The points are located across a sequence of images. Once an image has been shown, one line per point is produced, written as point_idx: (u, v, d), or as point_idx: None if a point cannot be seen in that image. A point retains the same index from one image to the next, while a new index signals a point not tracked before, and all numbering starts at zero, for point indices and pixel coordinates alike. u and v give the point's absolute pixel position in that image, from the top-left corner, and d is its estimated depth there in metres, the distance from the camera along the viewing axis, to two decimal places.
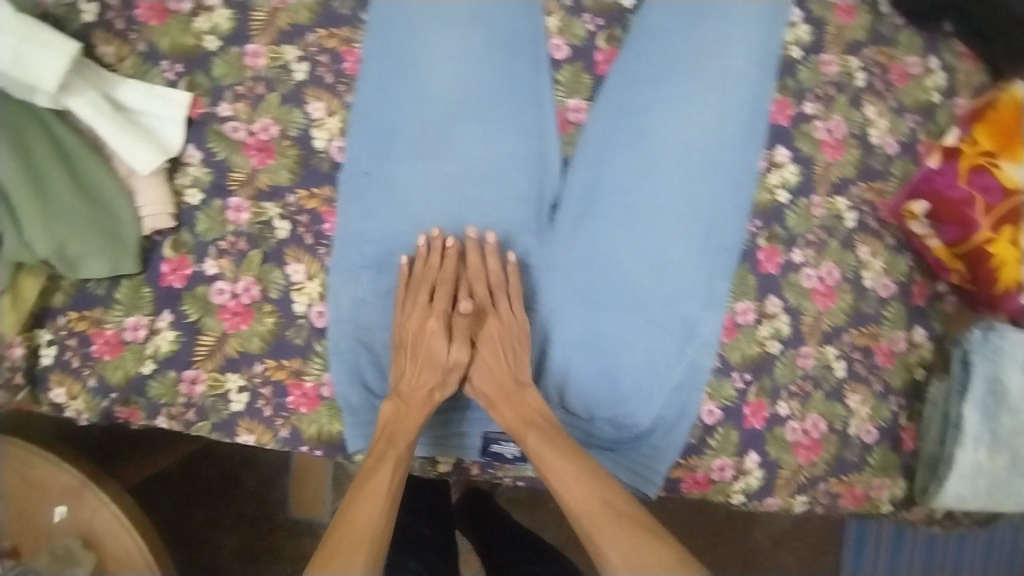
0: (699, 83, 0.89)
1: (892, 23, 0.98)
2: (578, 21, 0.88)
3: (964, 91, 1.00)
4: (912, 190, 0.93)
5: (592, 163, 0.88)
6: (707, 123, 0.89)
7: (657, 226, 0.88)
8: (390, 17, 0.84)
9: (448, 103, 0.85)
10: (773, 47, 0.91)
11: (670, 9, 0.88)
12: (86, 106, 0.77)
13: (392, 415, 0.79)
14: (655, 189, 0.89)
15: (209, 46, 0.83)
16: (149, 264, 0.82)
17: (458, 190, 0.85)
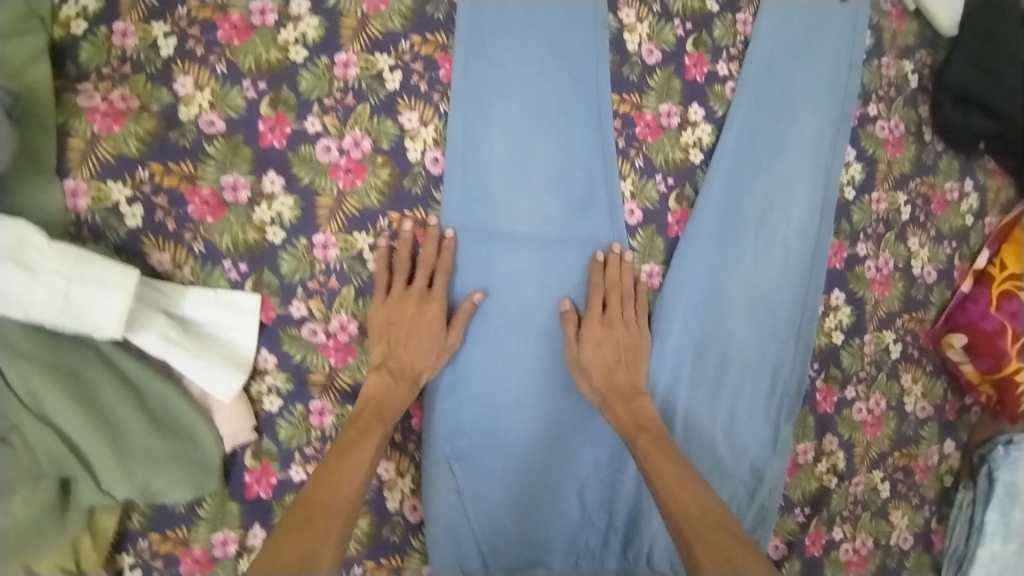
0: (763, 236, 0.92)
1: (933, 151, 1.03)
2: (651, 182, 0.88)
3: (992, 208, 1.09)
4: (950, 321, 1.01)
5: (672, 327, 0.88)
6: (773, 275, 0.92)
7: (731, 367, 0.91)
8: (468, 197, 0.81)
9: (528, 279, 0.84)
10: (830, 190, 0.94)
11: (736, 166, 0.91)
12: (154, 338, 0.70)
13: (379, 389, 0.78)
14: (727, 332, 0.90)
15: (273, 239, 0.78)
16: (231, 476, 0.79)
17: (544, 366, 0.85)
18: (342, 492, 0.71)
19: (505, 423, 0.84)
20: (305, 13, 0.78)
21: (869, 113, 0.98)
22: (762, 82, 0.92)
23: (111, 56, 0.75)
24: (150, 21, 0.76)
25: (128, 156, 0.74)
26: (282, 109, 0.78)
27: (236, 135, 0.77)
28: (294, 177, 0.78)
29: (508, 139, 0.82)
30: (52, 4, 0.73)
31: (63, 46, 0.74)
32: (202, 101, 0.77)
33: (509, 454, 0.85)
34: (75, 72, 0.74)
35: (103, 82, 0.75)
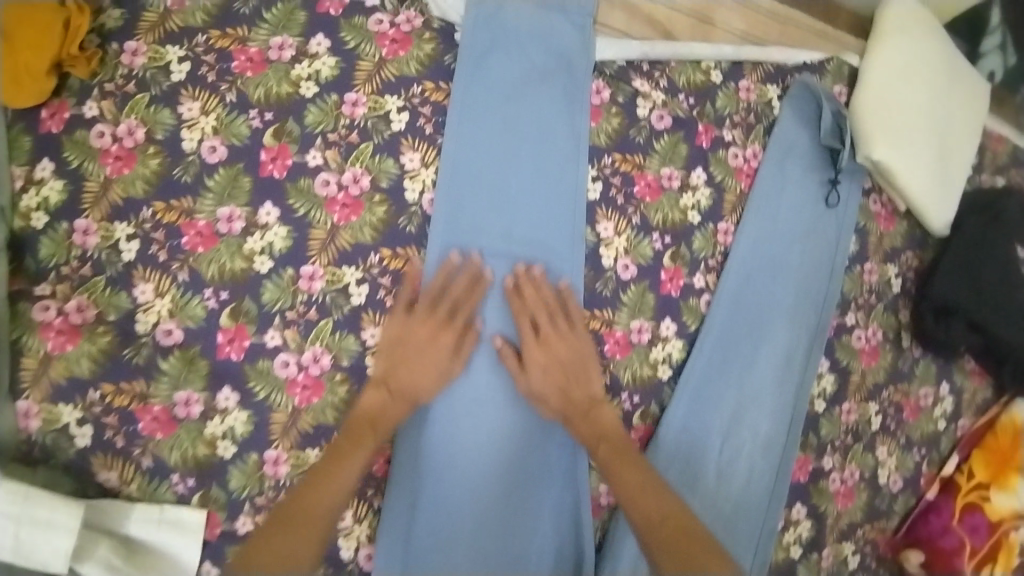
0: (729, 431, 0.90)
1: (911, 356, 1.04)
2: (616, 400, 0.86)
3: (968, 409, 1.08)
4: (911, 533, 1.02)
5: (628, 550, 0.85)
6: (743, 474, 0.90)
7: (725, 388, 0.90)
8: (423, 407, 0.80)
9: (476, 475, 0.81)
10: (801, 402, 0.93)
11: (710, 371, 0.89)
12: (97, 567, 0.71)
13: (377, 408, 0.76)
14: (731, 339, 0.90)
15: (224, 453, 0.77)
16: None
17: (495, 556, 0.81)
18: (346, 471, 0.72)
19: (446, 530, 0.80)
20: (273, 222, 0.78)
21: (845, 322, 0.98)
22: (748, 257, 0.91)
23: (71, 255, 0.76)
24: (112, 219, 0.77)
25: (80, 379, 0.75)
26: (242, 321, 0.78)
27: (193, 346, 0.77)
28: (249, 391, 0.78)
29: (500, 133, 0.83)
30: (13, 194, 0.76)
31: (23, 238, 0.76)
32: (161, 308, 0.77)
33: (471, 441, 0.81)
34: (33, 266, 0.76)
35: (61, 282, 0.76)
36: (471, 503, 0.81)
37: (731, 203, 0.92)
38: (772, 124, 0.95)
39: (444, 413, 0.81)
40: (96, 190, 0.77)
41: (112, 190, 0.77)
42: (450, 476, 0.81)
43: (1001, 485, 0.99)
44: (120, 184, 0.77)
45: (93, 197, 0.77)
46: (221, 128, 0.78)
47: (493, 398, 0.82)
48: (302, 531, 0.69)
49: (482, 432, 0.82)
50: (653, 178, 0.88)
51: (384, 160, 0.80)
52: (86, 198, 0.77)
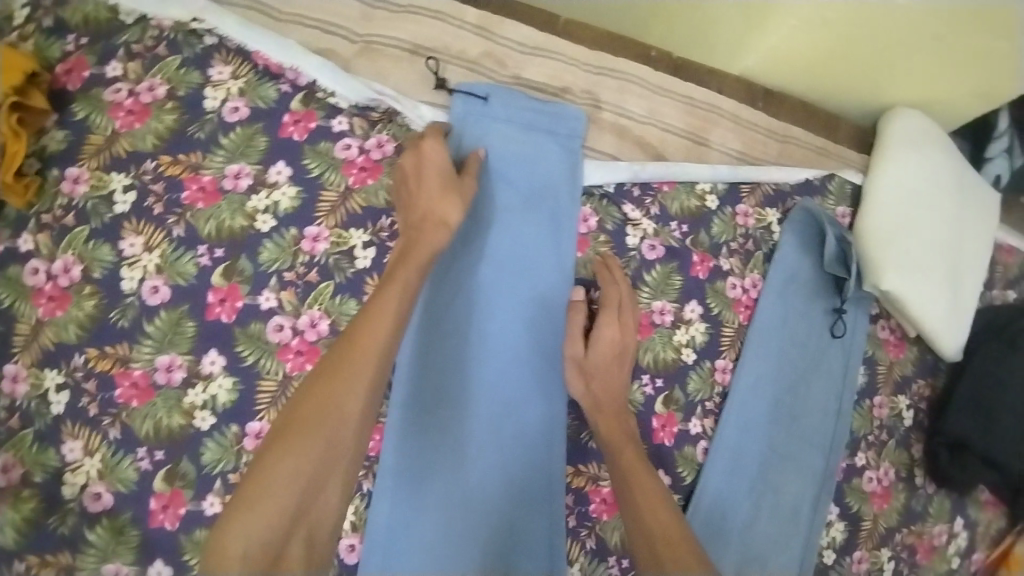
0: (751, 418, 0.83)
1: (925, 493, 0.94)
2: (602, 565, 0.76)
3: (982, 542, 1.00)
4: None
5: None
6: (761, 458, 0.84)
7: (764, 390, 0.84)
8: (425, 343, 0.74)
9: (467, 427, 0.74)
10: (808, 556, 0.84)
11: (729, 480, 0.82)
12: None
13: (413, 238, 0.68)
14: (765, 352, 0.85)
15: None
16: None
17: (473, 524, 0.73)
18: (377, 329, 0.61)
19: (421, 489, 0.72)
20: (218, 371, 0.70)
21: (856, 462, 0.89)
22: (747, 395, 0.83)
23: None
24: (43, 365, 0.68)
25: (7, 548, 0.65)
26: (179, 484, 0.68)
27: (123, 513, 0.67)
28: (184, 564, 0.68)
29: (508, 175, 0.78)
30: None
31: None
32: (90, 468, 0.68)
33: (478, 392, 0.75)
34: None
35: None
36: (461, 457, 0.73)
37: (730, 340, 0.84)
38: (772, 250, 0.87)
39: (439, 355, 0.74)
40: (28, 333, 0.68)
41: (44, 333, 0.69)
42: (439, 423, 0.73)
43: None
44: (52, 327, 0.69)
45: (23, 340, 0.68)
46: (164, 266, 0.70)
47: (507, 359, 0.76)
48: (285, 442, 0.56)
49: (497, 399, 0.76)
50: (644, 313, 0.80)
51: (347, 301, 0.73)
52: (17, 342, 0.68)
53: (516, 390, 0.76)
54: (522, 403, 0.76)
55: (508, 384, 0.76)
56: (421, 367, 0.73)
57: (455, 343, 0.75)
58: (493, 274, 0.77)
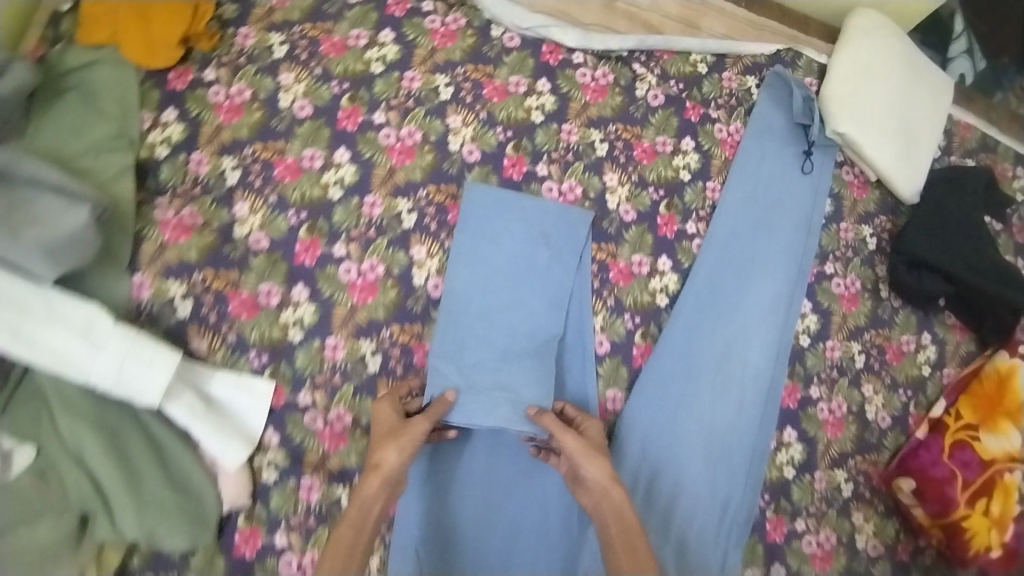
0: (733, 268, 1.06)
1: (890, 305, 1.14)
2: (619, 319, 1.02)
3: (951, 360, 1.16)
4: (902, 464, 1.07)
5: (642, 412, 1.01)
6: (741, 313, 1.05)
7: (669, 385, 1.02)
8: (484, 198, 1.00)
9: (509, 271, 1.00)
10: (784, 342, 1.06)
11: (715, 291, 1.05)
12: (183, 411, 0.86)
13: (388, 432, 0.87)
14: (717, 291, 1.05)
15: (293, 338, 0.94)
16: (223, 535, 0.91)
17: (504, 334, 0.98)
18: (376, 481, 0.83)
19: (476, 296, 0.98)
20: (345, 161, 0.99)
21: (825, 271, 1.10)
22: (731, 212, 1.08)
23: (186, 179, 0.95)
24: (222, 156, 0.96)
25: (189, 262, 0.91)
26: (317, 235, 0.96)
27: (276, 252, 0.95)
28: (317, 289, 0.95)
29: (508, 249, 1.00)
30: (142, 131, 0.95)
31: (147, 164, 0.95)
32: (253, 222, 0.95)
33: (517, 253, 1.00)
34: (154, 184, 0.94)
35: (176, 198, 0.94)
36: (501, 290, 0.99)
37: (718, 166, 1.10)
38: (751, 106, 1.13)
39: (492, 217, 1.00)
40: (210, 132, 0.97)
41: (223, 133, 0.97)
42: (494, 262, 1.00)
43: (990, 424, 1.05)
44: (229, 130, 0.98)
45: (208, 137, 0.97)
46: (309, 92, 1.00)
47: (539, 234, 1.01)
48: None
49: (530, 259, 1.01)
50: (649, 144, 1.07)
51: (434, 120, 1.02)
52: (202, 139, 0.97)
53: (544, 257, 1.01)
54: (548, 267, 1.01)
55: (537, 254, 1.01)
56: (485, 233, 1.00)
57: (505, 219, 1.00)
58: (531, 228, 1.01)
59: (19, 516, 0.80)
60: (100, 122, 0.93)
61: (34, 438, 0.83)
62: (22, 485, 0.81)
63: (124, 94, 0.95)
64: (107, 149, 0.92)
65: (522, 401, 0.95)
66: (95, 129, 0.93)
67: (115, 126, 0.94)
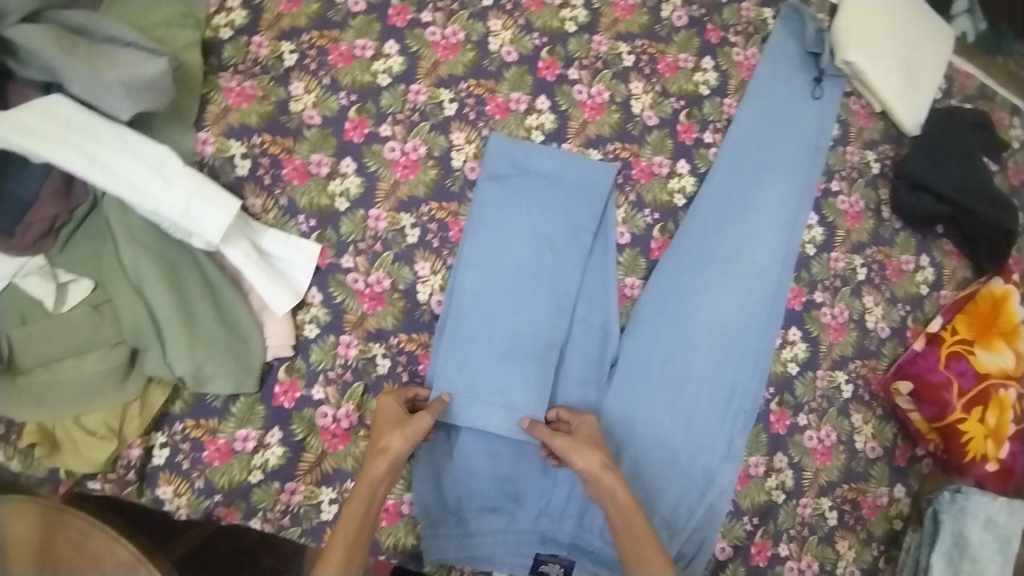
0: (731, 242, 1.11)
1: (891, 227, 1.20)
2: (639, 214, 1.09)
3: (949, 283, 1.22)
4: (900, 370, 1.12)
5: (655, 300, 1.07)
6: (739, 287, 1.10)
7: (666, 318, 1.07)
8: (502, 155, 1.05)
9: (521, 239, 1.04)
10: (786, 265, 1.12)
11: (724, 203, 1.12)
12: (240, 254, 0.92)
13: (392, 418, 0.90)
14: (720, 224, 1.11)
15: (339, 207, 1.01)
16: (264, 384, 0.96)
17: (512, 303, 1.02)
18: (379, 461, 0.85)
19: (488, 261, 1.02)
20: (394, 53, 1.07)
21: (831, 188, 1.17)
22: (746, 129, 1.15)
23: (247, 58, 1.03)
24: (281, 40, 1.04)
25: (249, 127, 0.98)
26: (365, 116, 1.04)
27: (327, 128, 1.02)
28: (363, 165, 1.03)
29: (515, 250, 1.03)
30: (207, 13, 1.02)
31: (212, 44, 1.02)
32: (307, 100, 1.03)
33: (527, 224, 1.05)
34: (217, 62, 1.02)
35: (238, 74, 1.01)
36: (511, 259, 1.03)
37: (735, 86, 1.17)
38: (767, 35, 1.20)
39: (505, 182, 1.05)
40: (271, 19, 1.05)
41: (283, 20, 1.05)
42: (505, 231, 1.04)
43: (983, 342, 1.15)
44: (290, 17, 1.05)
45: (268, 23, 1.04)
46: None
47: (548, 205, 1.05)
48: None
49: (541, 229, 1.05)
50: (672, 60, 1.15)
51: (476, 23, 1.10)
52: (263, 23, 1.04)
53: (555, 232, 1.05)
54: (558, 244, 1.05)
55: (548, 224, 1.05)
56: (498, 199, 1.04)
57: (515, 191, 1.05)
58: (543, 199, 1.06)
59: (74, 346, 0.88)
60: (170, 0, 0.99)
61: (93, 275, 0.90)
62: (78, 315, 0.88)
63: None
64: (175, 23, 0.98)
65: (517, 409, 0.99)
66: (164, 7, 0.99)
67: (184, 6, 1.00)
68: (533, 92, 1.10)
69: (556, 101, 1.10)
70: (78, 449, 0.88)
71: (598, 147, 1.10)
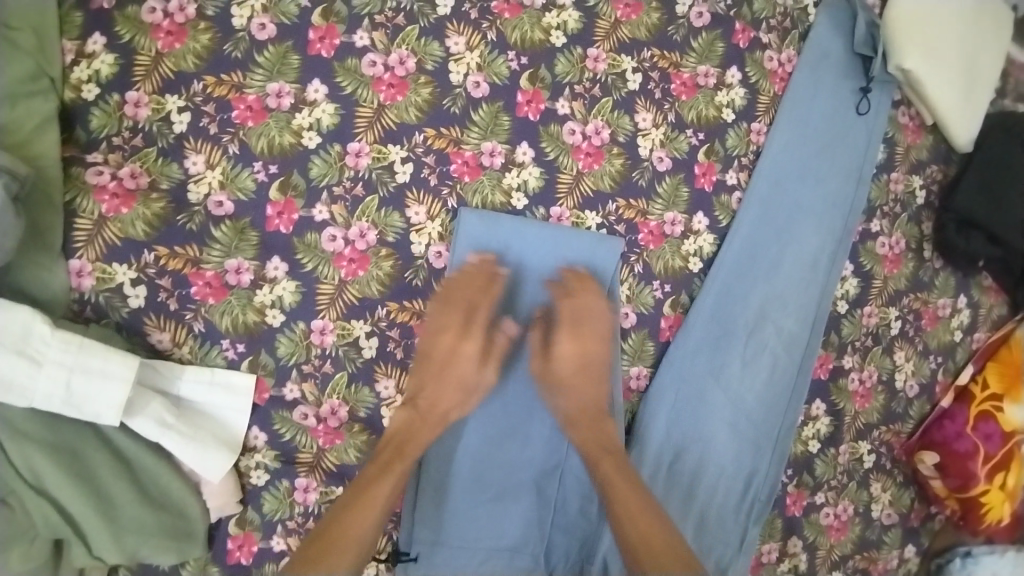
0: (754, 314, 0.93)
1: (932, 267, 1.04)
2: (648, 288, 0.89)
3: (983, 324, 1.09)
4: (925, 436, 1.03)
5: (667, 386, 0.90)
6: (764, 368, 0.94)
7: (679, 415, 0.91)
8: (475, 241, 0.83)
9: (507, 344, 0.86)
10: (817, 329, 0.95)
11: (750, 260, 0.92)
12: (153, 424, 0.73)
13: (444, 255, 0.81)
14: (741, 291, 0.92)
15: (272, 322, 0.79)
16: (214, 542, 0.81)
17: (499, 421, 0.87)
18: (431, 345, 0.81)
19: None
20: (321, 99, 0.79)
21: (871, 229, 0.99)
22: (777, 159, 0.93)
23: (122, 126, 0.75)
24: (163, 92, 0.76)
25: (136, 240, 0.75)
26: (291, 194, 0.79)
27: (243, 218, 0.78)
28: (298, 263, 0.80)
29: (498, 364, 0.87)
30: (64, 66, 0.73)
31: (74, 109, 0.74)
32: (211, 179, 0.77)
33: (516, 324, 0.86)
34: (84, 136, 0.74)
35: (112, 152, 0.75)
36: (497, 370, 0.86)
37: (765, 106, 0.93)
38: (807, 30, 0.95)
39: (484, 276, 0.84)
40: (148, 64, 0.75)
41: (163, 63, 0.75)
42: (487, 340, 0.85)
43: (1015, 397, 1.01)
44: (172, 58, 0.76)
45: (144, 70, 0.75)
46: (269, 6, 0.78)
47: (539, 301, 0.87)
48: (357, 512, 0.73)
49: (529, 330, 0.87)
50: (689, 76, 0.89)
51: (430, 44, 0.82)
52: (138, 71, 0.75)
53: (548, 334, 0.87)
54: None
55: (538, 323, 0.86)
56: None
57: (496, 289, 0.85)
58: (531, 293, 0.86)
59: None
60: (10, 58, 0.71)
61: None
62: None
63: (40, 19, 0.72)
64: (20, 93, 0.71)
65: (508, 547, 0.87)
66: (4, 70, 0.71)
67: (31, 63, 0.71)
68: (511, 139, 0.84)
69: (541, 147, 0.85)
70: None
71: (595, 209, 0.87)
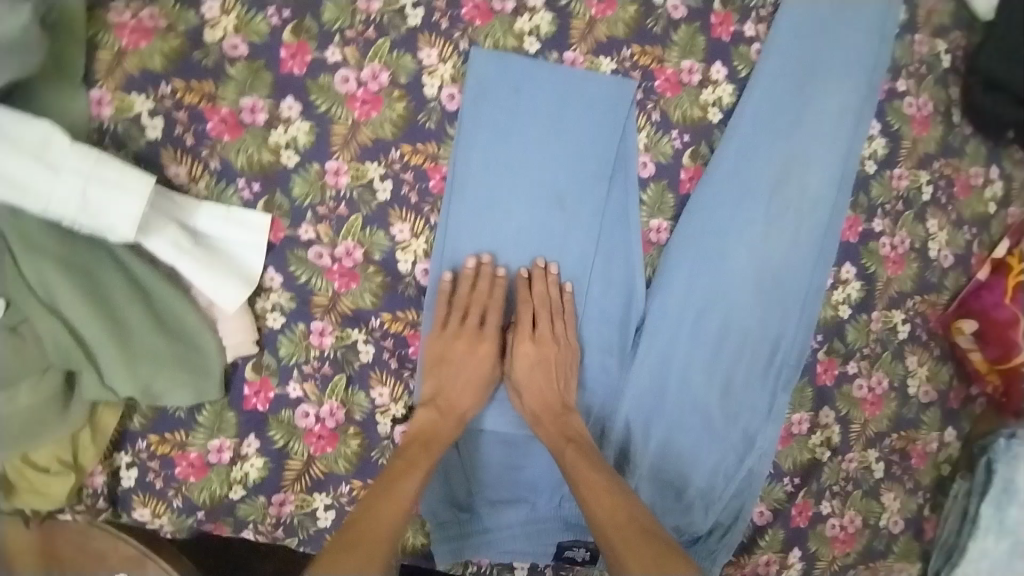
0: (775, 171, 0.90)
1: (962, 133, 1.00)
2: (666, 137, 0.88)
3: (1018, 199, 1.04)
4: (962, 306, 0.98)
5: (688, 244, 0.88)
6: (789, 229, 0.91)
7: (700, 274, 0.89)
8: (486, 86, 0.83)
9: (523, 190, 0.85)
10: (842, 182, 0.91)
11: (768, 115, 0.89)
12: (168, 246, 0.73)
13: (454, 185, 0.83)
14: (760, 150, 0.89)
15: (288, 163, 0.80)
16: (231, 387, 0.81)
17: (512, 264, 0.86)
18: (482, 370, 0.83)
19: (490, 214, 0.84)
20: None
21: (897, 88, 0.95)
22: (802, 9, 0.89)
23: None
24: None
25: (154, 71, 0.76)
26: (304, 37, 0.80)
27: (258, 59, 0.79)
28: (311, 105, 0.80)
29: (514, 213, 0.85)
30: None
31: None
32: (227, 24, 0.78)
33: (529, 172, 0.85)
34: None
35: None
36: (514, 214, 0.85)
37: None
38: None
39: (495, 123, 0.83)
40: None
41: None
42: (502, 181, 0.84)
43: None
44: None
45: None
46: None
47: (553, 146, 0.85)
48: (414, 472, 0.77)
49: (544, 176, 0.85)
50: None
51: None
52: None
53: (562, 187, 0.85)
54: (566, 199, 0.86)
55: (548, 171, 0.85)
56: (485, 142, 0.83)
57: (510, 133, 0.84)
58: (545, 144, 0.85)
59: None
60: None
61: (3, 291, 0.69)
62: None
63: None
64: None
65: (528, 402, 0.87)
66: None
67: None
68: None
69: None
70: (37, 488, 0.75)
71: (610, 54, 0.85)
